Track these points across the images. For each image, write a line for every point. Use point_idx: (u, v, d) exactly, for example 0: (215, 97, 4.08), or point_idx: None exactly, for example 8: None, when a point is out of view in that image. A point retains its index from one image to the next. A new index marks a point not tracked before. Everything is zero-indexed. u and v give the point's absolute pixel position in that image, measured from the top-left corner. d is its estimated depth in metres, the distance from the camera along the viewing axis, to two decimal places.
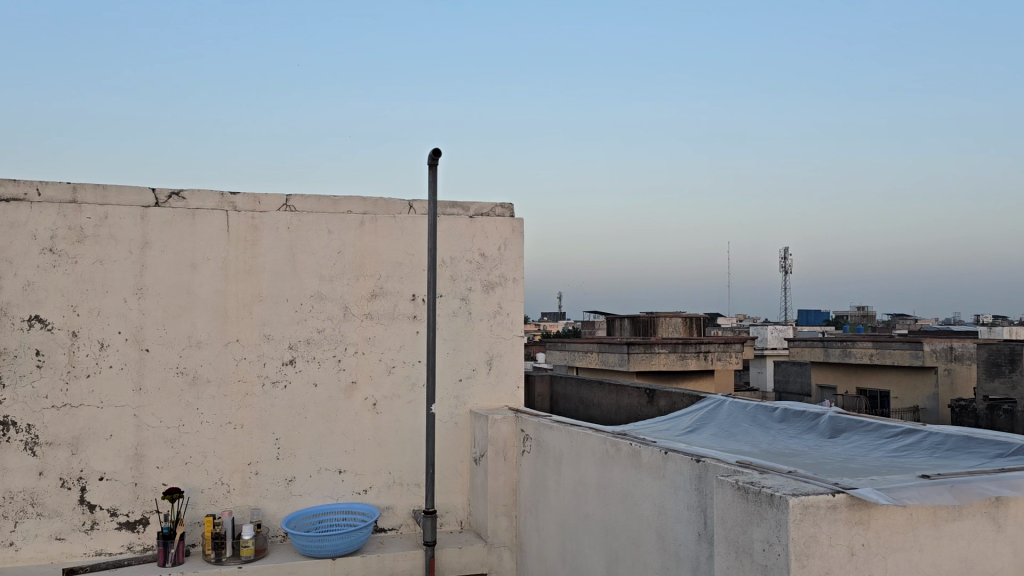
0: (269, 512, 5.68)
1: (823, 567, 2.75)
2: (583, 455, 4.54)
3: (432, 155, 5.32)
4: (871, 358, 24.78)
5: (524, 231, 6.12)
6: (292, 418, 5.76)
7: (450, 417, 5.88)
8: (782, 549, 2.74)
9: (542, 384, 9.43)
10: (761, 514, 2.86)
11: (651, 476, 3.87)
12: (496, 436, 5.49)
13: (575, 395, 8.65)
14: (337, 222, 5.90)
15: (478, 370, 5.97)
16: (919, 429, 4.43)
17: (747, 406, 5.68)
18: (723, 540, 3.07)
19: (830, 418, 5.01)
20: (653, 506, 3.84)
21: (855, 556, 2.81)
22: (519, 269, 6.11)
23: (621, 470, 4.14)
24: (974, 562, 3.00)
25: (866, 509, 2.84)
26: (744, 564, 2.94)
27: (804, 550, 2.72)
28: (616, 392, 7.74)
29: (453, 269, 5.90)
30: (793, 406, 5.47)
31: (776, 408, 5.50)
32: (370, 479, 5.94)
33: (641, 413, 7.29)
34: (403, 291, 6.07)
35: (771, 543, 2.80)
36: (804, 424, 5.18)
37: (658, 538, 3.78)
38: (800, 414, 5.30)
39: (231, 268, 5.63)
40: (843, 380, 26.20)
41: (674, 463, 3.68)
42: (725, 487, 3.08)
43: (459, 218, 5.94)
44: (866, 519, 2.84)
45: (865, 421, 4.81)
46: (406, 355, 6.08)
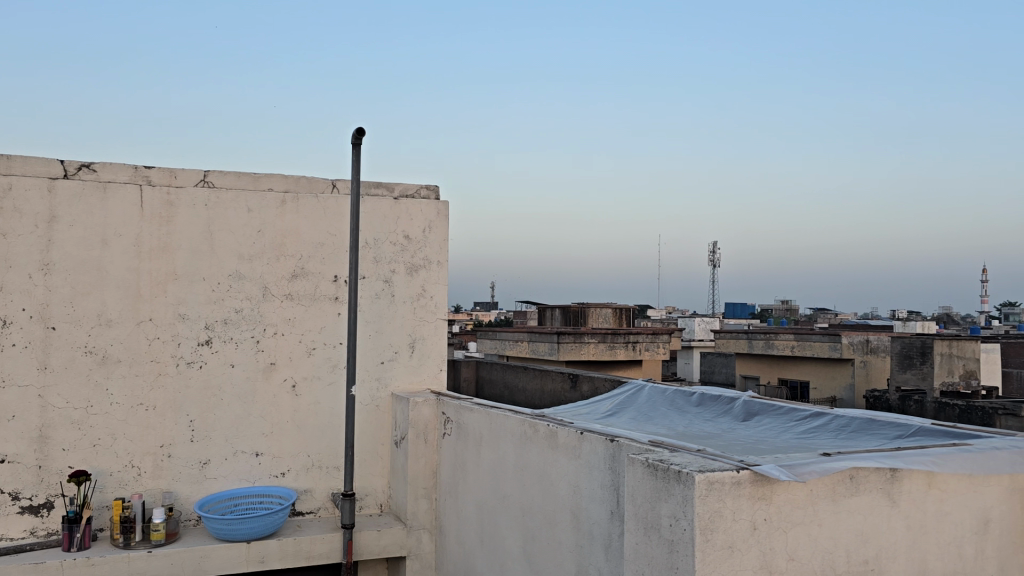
0: (182, 496, 5.54)
1: (726, 541, 2.83)
2: (502, 436, 4.57)
3: (356, 134, 5.24)
4: (793, 351, 25.56)
5: (449, 214, 6.11)
6: (207, 400, 5.63)
7: (371, 400, 5.83)
8: (688, 524, 2.81)
9: (468, 369, 9.45)
10: (669, 490, 2.92)
11: (566, 456, 3.91)
12: (417, 418, 5.47)
13: (500, 381, 8.68)
14: (257, 200, 5.77)
15: (401, 353, 5.94)
16: (826, 412, 4.60)
17: (666, 390, 5.81)
18: (633, 517, 3.13)
19: (744, 402, 5.16)
20: (569, 486, 3.89)
21: (757, 530, 2.90)
22: (444, 252, 6.09)
23: (538, 451, 4.18)
24: (869, 536, 3.12)
25: (768, 485, 2.92)
26: (652, 540, 3.00)
27: (708, 524, 2.79)
28: (540, 377, 7.81)
29: (376, 251, 5.84)
30: (710, 391, 5.61)
31: (693, 393, 5.63)
32: (288, 462, 5.86)
33: (564, 398, 7.38)
34: (325, 272, 5.99)
35: (677, 519, 2.87)
36: (719, 407, 5.32)
37: (573, 517, 3.83)
38: (716, 398, 5.44)
39: (144, 244, 5.46)
40: (765, 371, 26.96)
41: (589, 443, 3.73)
42: (636, 464, 3.13)
43: (383, 199, 5.89)
44: (768, 495, 2.92)
45: (777, 405, 4.96)
46: (327, 336, 6.01)
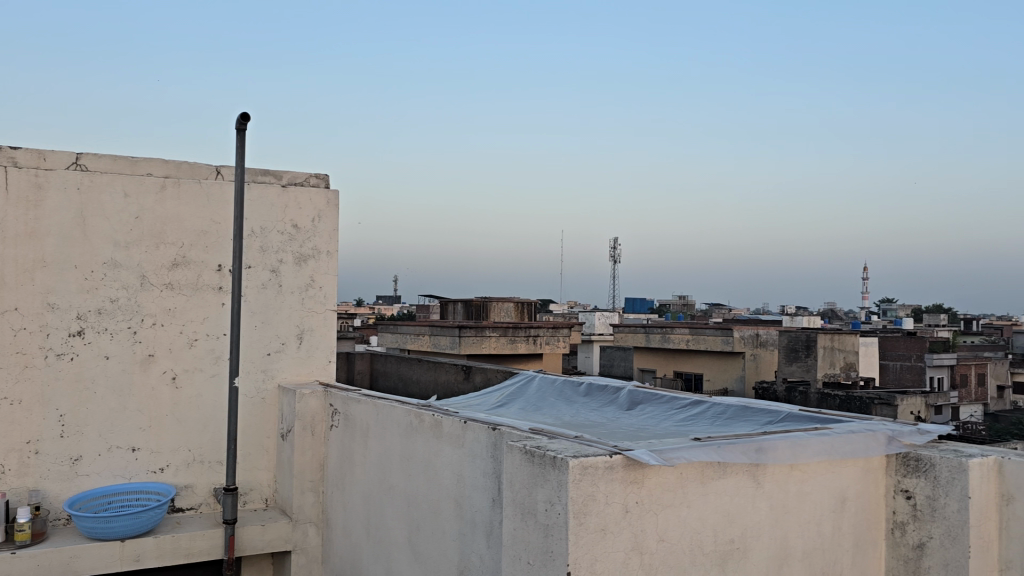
0: (51, 495, 5.28)
1: (599, 524, 2.91)
2: (388, 427, 4.55)
3: (240, 120, 5.09)
4: (687, 344, 26.38)
5: (339, 204, 6.03)
6: (79, 393, 5.38)
7: (257, 392, 5.70)
8: (562, 509, 2.87)
9: (362, 361, 9.35)
10: (545, 475, 2.98)
11: (450, 445, 3.94)
12: (303, 410, 5.39)
13: (394, 374, 8.63)
14: (135, 185, 5.54)
15: (288, 344, 5.83)
16: (704, 400, 4.79)
17: (555, 381, 5.91)
18: (511, 503, 3.18)
19: (629, 392, 5.30)
20: (452, 475, 3.91)
21: (629, 513, 2.99)
22: (333, 242, 6.01)
23: (423, 441, 4.18)
24: (734, 516, 3.27)
25: (640, 469, 3.02)
26: (528, 525, 3.06)
27: (581, 508, 2.87)
28: (434, 369, 7.81)
29: (263, 240, 5.70)
30: (597, 381, 5.75)
31: (581, 383, 5.75)
32: (167, 457, 5.66)
33: (458, 389, 7.40)
34: (208, 261, 5.83)
35: (552, 503, 2.93)
36: (606, 397, 5.45)
37: (456, 505, 3.86)
38: (602, 388, 5.57)
39: (9, 229, 5.16)
40: (661, 364, 27.71)
41: (472, 432, 3.77)
42: (514, 451, 3.18)
43: (271, 186, 5.76)
44: (640, 479, 3.02)
45: (660, 395, 5.13)
46: (209, 327, 5.83)
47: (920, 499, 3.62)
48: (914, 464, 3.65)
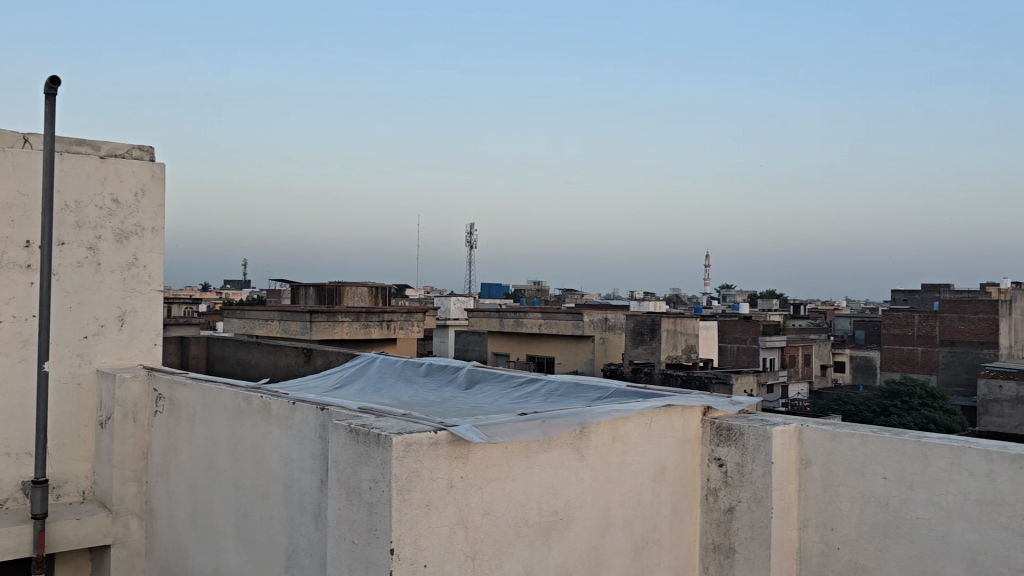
0: None
1: (423, 499, 2.92)
2: (215, 411, 4.38)
3: (49, 84, 4.71)
4: (540, 328, 26.97)
5: (165, 178, 5.73)
6: None
7: (72, 378, 5.33)
8: (386, 486, 2.86)
9: (198, 346, 8.94)
10: (369, 454, 2.95)
11: (279, 427, 3.83)
12: (124, 396, 5.10)
13: (232, 358, 8.31)
14: None
15: (108, 326, 5.49)
16: (539, 378, 4.92)
17: (396, 362, 5.89)
18: (336, 483, 3.13)
19: (468, 371, 5.36)
20: (280, 458, 3.81)
21: (453, 488, 3.02)
22: (159, 219, 5.71)
23: (251, 424, 4.05)
24: (558, 488, 3.38)
25: (465, 445, 3.06)
26: (353, 504, 3.03)
27: (404, 485, 2.87)
28: (273, 352, 7.58)
29: (79, 215, 5.31)
30: (437, 362, 5.77)
31: (422, 363, 5.76)
32: None
33: (298, 372, 7.22)
34: (15, 237, 5.37)
35: (376, 481, 2.91)
36: (445, 377, 5.49)
37: (284, 488, 3.77)
38: (442, 368, 5.60)
39: None
40: (516, 350, 28.02)
41: (300, 412, 3.68)
42: (339, 430, 3.13)
43: (88, 157, 5.38)
44: (465, 454, 3.06)
45: (497, 373, 5.22)
46: (17, 308, 5.39)
47: (730, 465, 3.86)
48: (726, 434, 3.89)
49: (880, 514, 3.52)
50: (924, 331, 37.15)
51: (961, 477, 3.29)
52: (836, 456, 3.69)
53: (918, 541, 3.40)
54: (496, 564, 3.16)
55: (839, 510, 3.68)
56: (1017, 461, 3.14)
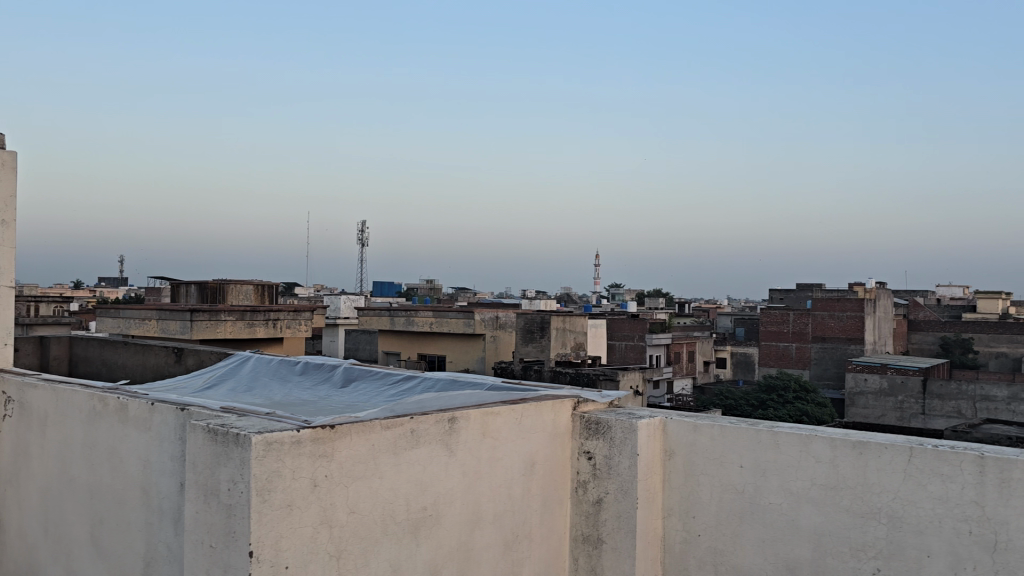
0: None
1: (284, 500, 2.86)
2: (68, 414, 4.14)
3: None
4: (432, 327, 26.54)
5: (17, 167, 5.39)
6: None
7: None
8: (244, 487, 2.78)
9: (59, 347, 8.44)
10: (227, 454, 2.87)
11: (136, 429, 3.67)
12: None
13: (97, 359, 7.88)
14: None
15: None
16: (415, 375, 4.91)
17: (271, 361, 5.74)
18: (193, 485, 3.03)
19: (344, 370, 5.29)
20: (138, 461, 3.65)
21: (317, 487, 2.97)
22: (10, 210, 5.36)
23: (107, 427, 3.86)
24: (427, 484, 3.37)
25: (330, 442, 3.01)
26: (211, 506, 2.93)
27: (264, 485, 2.80)
28: (142, 352, 7.24)
29: None
30: (314, 360, 5.67)
31: (298, 362, 5.64)
32: None
33: (168, 373, 6.93)
34: None
35: (234, 483, 2.83)
36: (321, 375, 5.40)
37: (142, 493, 3.61)
38: (318, 367, 5.51)
39: None
40: (407, 348, 27.23)
41: (159, 414, 3.54)
42: (197, 430, 3.03)
43: None
44: (330, 452, 3.01)
45: (374, 371, 5.17)
46: None
47: (599, 458, 3.96)
48: (595, 427, 3.99)
49: (737, 501, 3.69)
50: (799, 328, 39.11)
51: (809, 463, 3.48)
52: (697, 446, 3.83)
53: (770, 525, 3.58)
54: (362, 562, 3.12)
55: (700, 499, 3.82)
56: (857, 447, 3.35)
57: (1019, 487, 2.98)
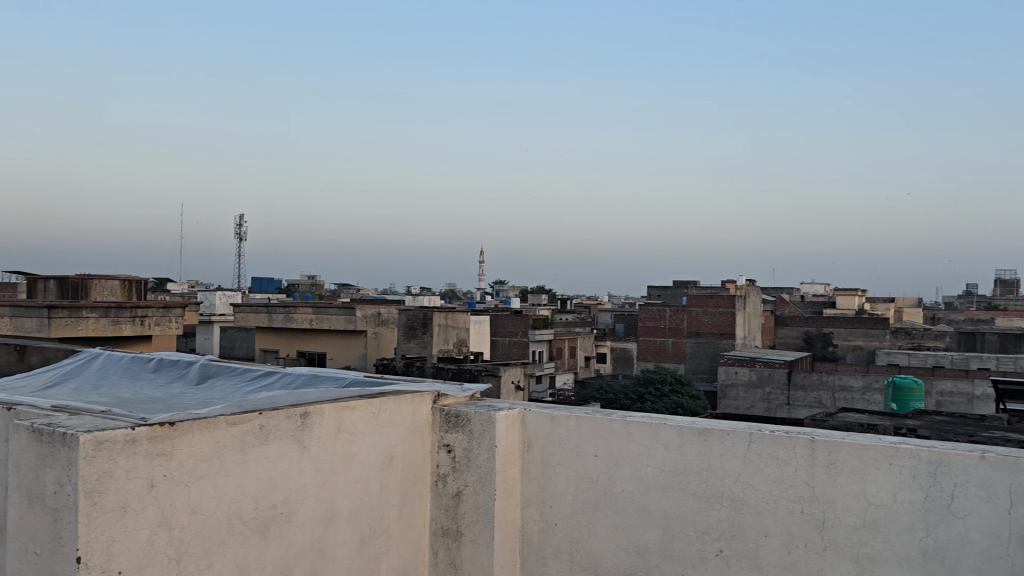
0: None
1: (117, 502, 2.71)
2: None
3: None
4: (312, 323, 25.71)
5: None
6: None
7: None
8: (72, 489, 2.62)
9: None
10: (53, 455, 2.69)
11: None
12: None
13: None
14: None
15: None
16: (275, 371, 4.77)
17: (122, 357, 5.45)
18: (17, 489, 2.83)
19: (200, 366, 5.08)
20: None
21: (154, 488, 2.83)
22: None
23: None
24: (278, 481, 3.28)
25: (169, 441, 2.88)
26: (35, 511, 2.74)
27: (94, 487, 2.64)
28: None
29: None
30: (168, 356, 5.42)
31: (151, 359, 5.38)
32: None
33: (10, 372, 6.46)
34: None
35: (61, 485, 2.66)
36: (176, 372, 5.16)
37: None
38: (173, 363, 5.27)
39: None
40: (286, 344, 26.18)
41: None
42: (21, 431, 2.83)
43: None
44: (168, 451, 2.88)
45: (232, 367, 4.99)
46: None
47: (458, 451, 3.96)
48: (454, 420, 3.99)
49: (592, 490, 3.78)
50: (675, 324, 40.51)
51: (658, 451, 3.60)
52: (554, 437, 3.90)
53: (622, 512, 3.68)
54: (205, 564, 3.00)
55: (556, 488, 3.89)
56: (702, 434, 3.49)
57: (845, 468, 3.18)
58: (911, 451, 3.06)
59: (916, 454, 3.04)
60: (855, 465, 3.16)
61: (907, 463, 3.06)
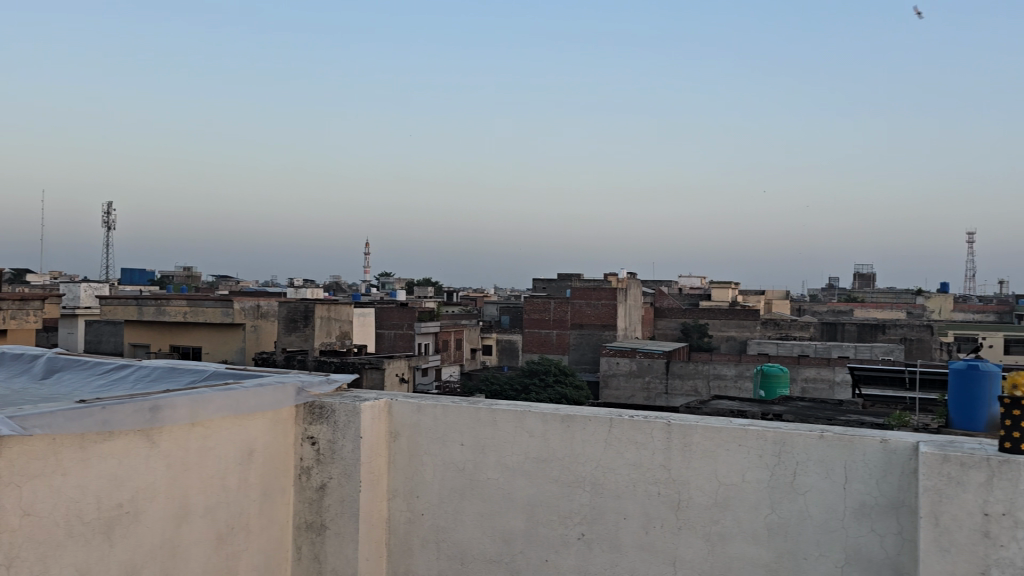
0: None
1: None
2: None
3: None
4: (186, 317, 24.66)
5: None
6: None
7: None
8: None
9: None
10: None
11: None
12: None
13: None
14: None
15: None
16: (130, 364, 4.53)
17: None
18: None
19: (47, 359, 4.76)
20: None
21: None
22: None
23: None
24: (124, 479, 3.11)
25: None
26: None
27: None
28: None
29: None
30: (10, 350, 5.05)
31: None
32: None
33: None
34: None
35: None
36: (19, 366, 4.82)
37: None
38: (16, 357, 4.91)
39: None
40: (157, 339, 25.03)
41: None
42: None
43: None
44: None
45: (83, 360, 4.71)
46: None
47: (322, 443, 3.88)
48: (318, 412, 3.90)
49: (458, 478, 3.77)
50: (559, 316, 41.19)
51: (522, 438, 3.63)
52: (421, 427, 3.87)
53: (487, 499, 3.70)
54: (40, 569, 2.81)
55: (422, 478, 3.86)
56: (564, 421, 3.54)
57: (698, 450, 3.29)
58: (758, 432, 3.20)
59: (762, 435, 3.19)
60: (707, 447, 3.28)
61: (755, 444, 3.20)
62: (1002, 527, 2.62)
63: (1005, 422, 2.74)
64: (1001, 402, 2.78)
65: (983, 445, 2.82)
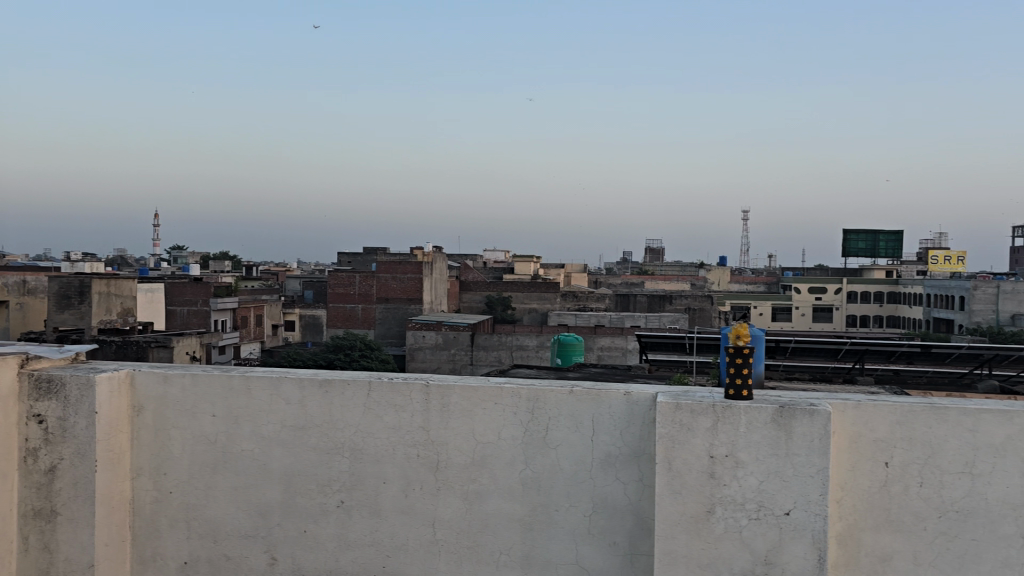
0: None
1: None
2: None
3: None
4: None
5: None
6: None
7: None
8: None
9: None
10: None
11: None
12: None
13: None
14: None
15: None
16: None
17: None
18: None
19: None
20: None
21: None
22: None
23: None
24: None
25: None
26: None
27: None
28: None
29: None
30: None
31: None
32: None
33: None
34: None
35: None
36: None
37: None
38: None
39: None
40: None
41: None
42: None
43: None
44: None
45: None
46: None
47: (50, 421, 3.49)
48: (46, 386, 3.50)
49: (209, 452, 3.54)
50: (363, 290, 40.52)
51: (278, 406, 3.46)
52: (168, 399, 3.58)
53: (241, 472, 3.50)
54: None
55: (170, 454, 3.58)
56: (322, 386, 3.40)
57: (456, 410, 3.28)
58: (513, 390, 3.23)
59: (517, 392, 3.22)
60: (465, 407, 3.27)
61: (510, 402, 3.23)
62: (725, 468, 2.81)
63: (730, 371, 2.93)
64: (728, 352, 2.96)
65: (712, 393, 3.00)
